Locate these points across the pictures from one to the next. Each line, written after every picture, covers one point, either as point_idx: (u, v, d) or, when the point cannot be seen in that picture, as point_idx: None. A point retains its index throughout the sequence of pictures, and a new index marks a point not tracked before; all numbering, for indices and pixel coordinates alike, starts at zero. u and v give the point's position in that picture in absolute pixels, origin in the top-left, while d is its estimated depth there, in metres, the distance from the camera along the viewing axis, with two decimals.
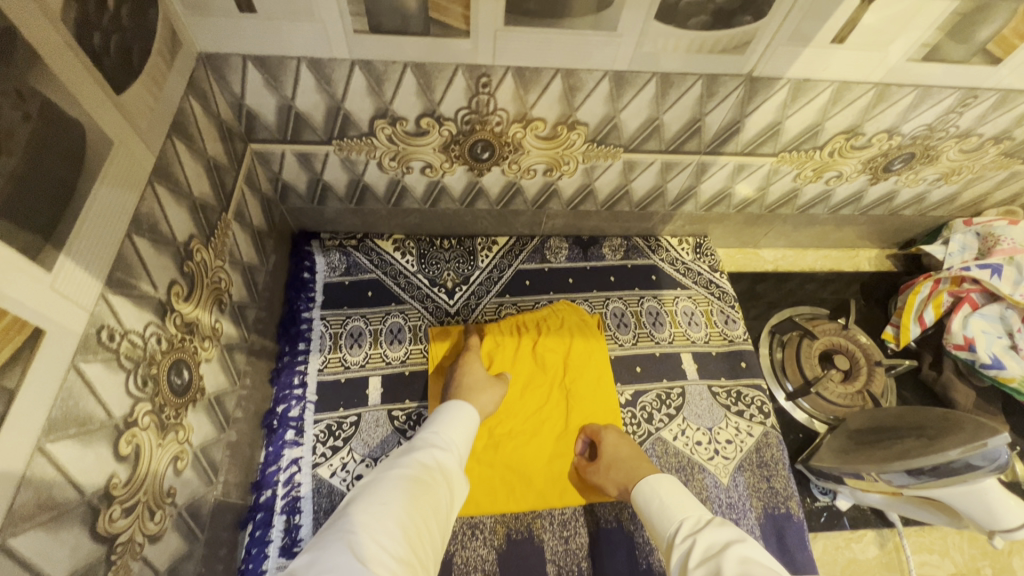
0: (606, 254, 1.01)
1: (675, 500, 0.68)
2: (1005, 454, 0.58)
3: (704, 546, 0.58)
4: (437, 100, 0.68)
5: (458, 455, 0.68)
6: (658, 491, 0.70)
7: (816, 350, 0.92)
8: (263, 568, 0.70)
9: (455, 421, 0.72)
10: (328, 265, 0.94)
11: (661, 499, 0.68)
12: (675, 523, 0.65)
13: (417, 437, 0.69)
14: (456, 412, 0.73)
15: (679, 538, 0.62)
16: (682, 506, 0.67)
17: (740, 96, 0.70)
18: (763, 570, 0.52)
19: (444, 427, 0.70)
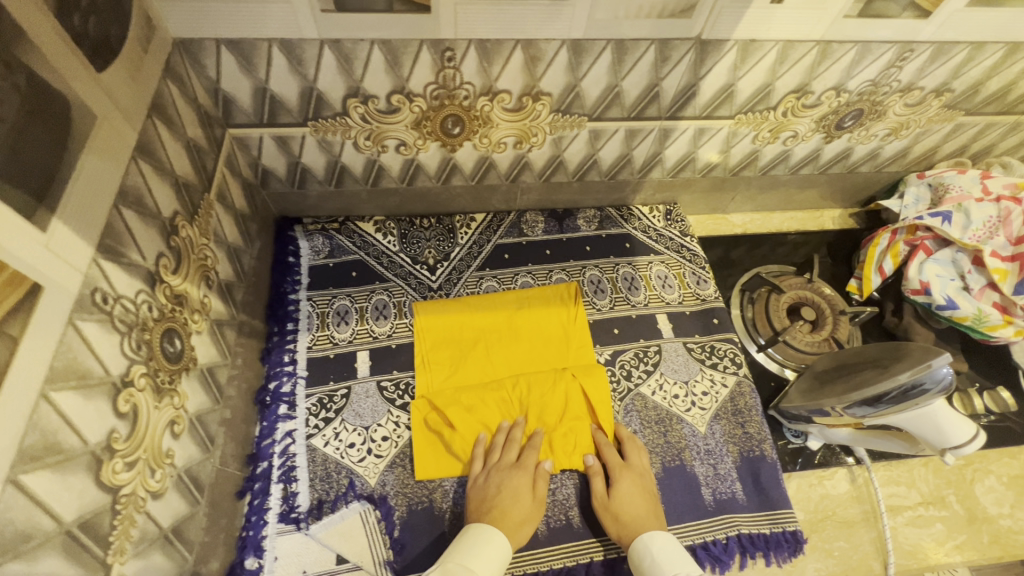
0: (581, 226, 1.05)
1: (671, 556, 0.68)
2: (948, 374, 0.63)
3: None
4: (405, 76, 0.72)
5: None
6: (654, 544, 0.70)
7: (785, 303, 0.97)
8: (263, 534, 0.73)
9: (489, 556, 0.67)
10: (312, 248, 0.97)
11: (654, 554, 0.68)
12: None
13: (447, 570, 0.64)
14: (484, 540, 0.68)
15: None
16: (680, 564, 0.67)
17: (693, 59, 0.74)
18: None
19: (474, 561, 0.65)
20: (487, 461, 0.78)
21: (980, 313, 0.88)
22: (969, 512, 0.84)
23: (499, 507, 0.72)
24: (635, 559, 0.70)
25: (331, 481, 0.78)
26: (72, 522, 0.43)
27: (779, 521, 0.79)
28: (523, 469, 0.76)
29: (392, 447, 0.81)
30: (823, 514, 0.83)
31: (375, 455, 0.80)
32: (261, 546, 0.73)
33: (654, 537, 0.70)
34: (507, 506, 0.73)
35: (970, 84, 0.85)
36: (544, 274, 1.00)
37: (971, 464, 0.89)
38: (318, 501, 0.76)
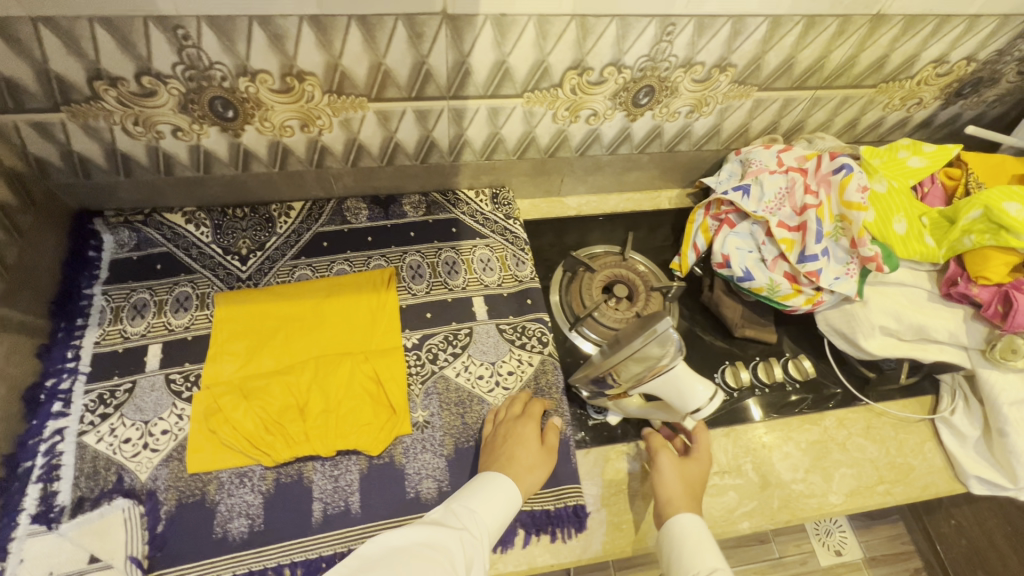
0: (407, 211, 1.04)
1: (711, 551, 0.66)
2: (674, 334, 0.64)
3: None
4: (145, 56, 0.70)
5: (485, 539, 0.64)
6: (698, 536, 0.67)
7: (598, 282, 0.97)
8: (11, 536, 0.70)
9: (492, 503, 0.68)
10: (116, 242, 0.94)
11: (687, 529, 0.68)
12: (705, 568, 0.63)
13: (450, 511, 0.65)
14: (494, 485, 0.70)
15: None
16: (714, 554, 0.65)
17: (449, 35, 0.74)
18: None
19: (478, 505, 0.67)
20: (496, 417, 0.83)
21: (773, 284, 0.90)
22: (763, 479, 0.85)
23: (504, 456, 0.75)
24: (670, 538, 0.68)
25: (97, 478, 0.75)
26: None
27: (563, 497, 0.79)
28: (528, 418, 0.80)
29: (170, 441, 0.79)
30: (618, 488, 0.82)
31: (150, 449, 0.78)
32: (5, 549, 0.69)
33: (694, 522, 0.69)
34: (513, 451, 0.76)
35: (750, 59, 0.87)
36: (362, 261, 0.98)
37: (772, 432, 0.90)
38: (79, 499, 0.73)
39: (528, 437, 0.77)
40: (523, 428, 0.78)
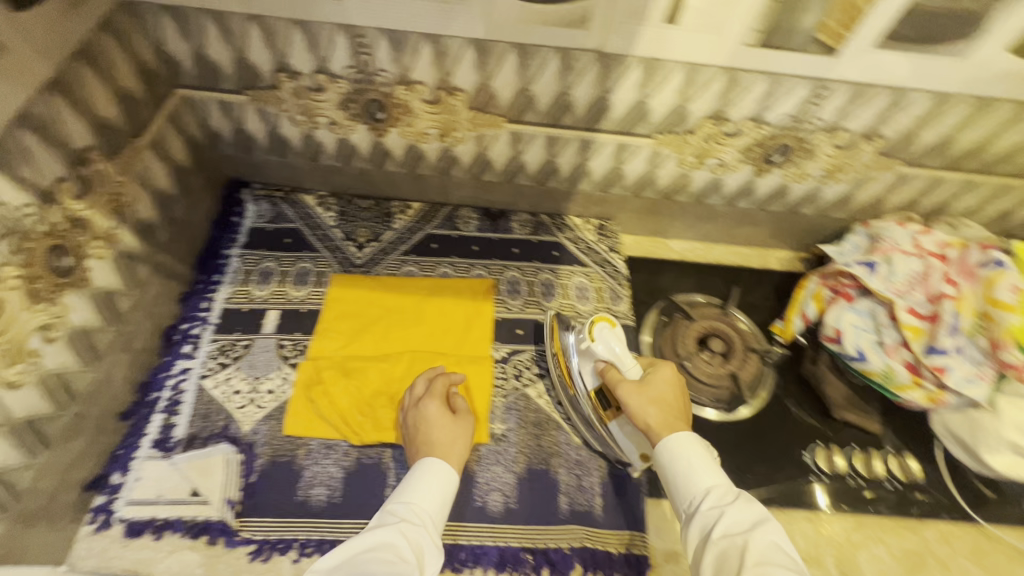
0: (514, 228, 1.07)
1: (705, 467, 0.70)
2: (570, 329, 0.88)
3: (728, 524, 0.63)
4: (325, 56, 0.78)
5: (426, 522, 0.68)
6: (693, 454, 0.71)
7: (694, 332, 0.95)
8: (133, 455, 0.79)
9: (426, 485, 0.72)
10: (256, 212, 1.04)
11: (690, 460, 0.70)
12: (699, 489, 0.68)
13: (386, 511, 0.69)
14: (427, 469, 0.73)
15: (704, 510, 0.66)
16: (710, 470, 0.70)
17: (598, 71, 0.76)
18: (782, 562, 0.58)
19: (411, 494, 0.71)
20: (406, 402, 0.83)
21: (889, 371, 0.84)
22: None
23: (423, 445, 0.77)
24: (665, 463, 0.72)
25: (208, 420, 0.83)
26: None
27: (627, 541, 0.79)
28: (430, 398, 0.81)
29: (273, 400, 0.86)
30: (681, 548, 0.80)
31: (255, 405, 0.85)
32: (127, 465, 0.78)
33: (683, 438, 0.73)
34: (448, 439, 0.78)
35: (902, 133, 0.82)
36: (465, 268, 1.03)
37: (862, 528, 0.82)
38: (191, 435, 0.82)
39: (435, 414, 0.79)
40: (429, 409, 0.79)
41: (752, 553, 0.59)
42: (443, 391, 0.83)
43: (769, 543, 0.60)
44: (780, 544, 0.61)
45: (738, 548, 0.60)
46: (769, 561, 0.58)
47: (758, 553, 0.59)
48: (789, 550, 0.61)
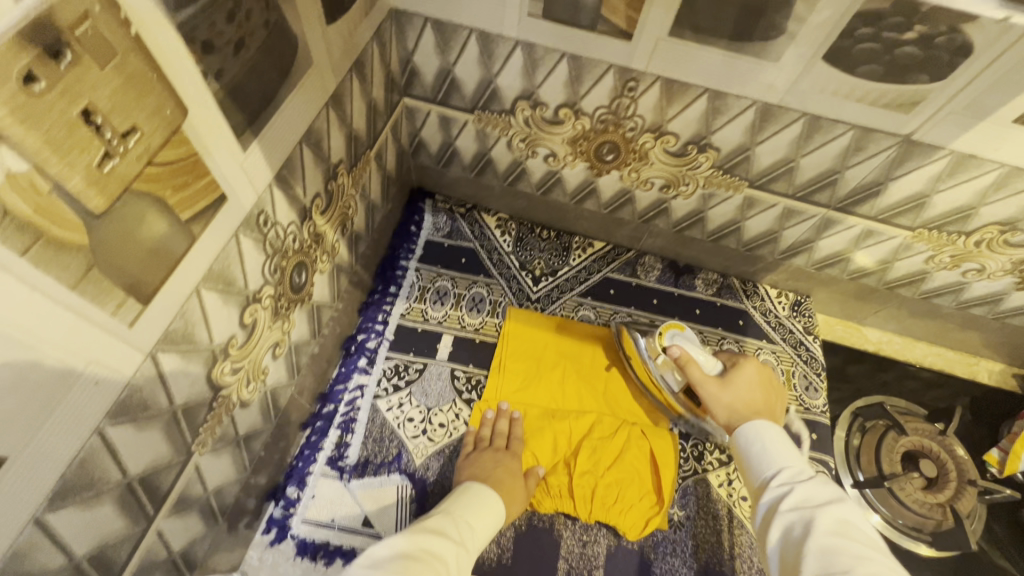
0: (698, 286, 0.99)
1: (778, 453, 0.61)
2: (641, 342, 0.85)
3: (800, 497, 0.54)
4: (581, 93, 0.72)
5: (470, 544, 0.62)
6: (760, 436, 0.63)
7: (900, 448, 0.86)
8: (309, 469, 0.78)
9: (486, 522, 0.66)
10: (434, 224, 1.00)
11: (760, 445, 0.62)
12: (771, 472, 0.59)
13: (453, 518, 0.63)
14: (467, 489, 0.69)
15: (772, 485, 0.57)
16: (794, 459, 0.60)
17: (891, 157, 0.67)
18: (858, 539, 0.48)
19: (464, 511, 0.65)
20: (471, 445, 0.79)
21: None
22: None
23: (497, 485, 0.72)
24: (739, 449, 0.64)
25: (381, 445, 0.80)
26: (179, 406, 0.48)
27: None
28: (502, 449, 0.78)
29: (446, 436, 0.82)
30: None
31: (428, 437, 0.82)
32: (304, 480, 0.77)
33: (763, 425, 0.64)
34: (506, 479, 0.73)
35: None
36: (644, 322, 0.95)
37: None
38: (365, 459, 0.79)
39: (506, 465, 0.75)
40: (500, 457, 0.76)
41: (820, 525, 0.50)
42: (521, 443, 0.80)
43: (841, 519, 0.50)
44: (859, 525, 0.50)
45: (803, 524, 0.51)
46: (840, 534, 0.48)
47: (831, 528, 0.49)
48: (873, 535, 0.50)
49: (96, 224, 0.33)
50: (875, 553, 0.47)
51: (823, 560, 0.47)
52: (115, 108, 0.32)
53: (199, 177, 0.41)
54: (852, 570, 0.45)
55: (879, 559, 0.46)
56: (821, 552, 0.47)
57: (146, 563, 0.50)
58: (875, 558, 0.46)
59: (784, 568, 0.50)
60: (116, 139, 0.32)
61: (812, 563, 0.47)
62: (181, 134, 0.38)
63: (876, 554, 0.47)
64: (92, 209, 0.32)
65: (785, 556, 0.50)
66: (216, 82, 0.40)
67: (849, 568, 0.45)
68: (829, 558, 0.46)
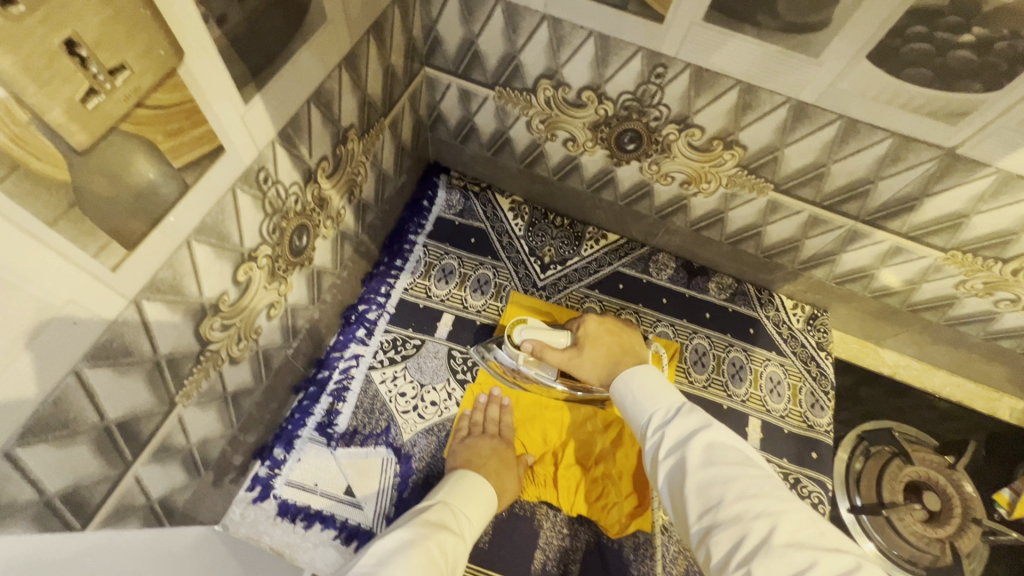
0: (711, 289, 0.96)
1: (652, 391, 0.59)
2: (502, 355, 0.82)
3: (673, 439, 0.53)
4: (606, 76, 0.69)
5: (467, 533, 0.63)
6: (631, 382, 0.61)
7: (904, 477, 0.83)
8: (298, 433, 0.78)
9: (482, 512, 0.67)
10: (447, 201, 0.99)
11: (634, 394, 0.60)
12: (648, 413, 0.57)
13: (453, 511, 0.64)
14: (462, 477, 0.69)
15: (649, 433, 0.55)
16: (664, 392, 0.59)
17: (931, 171, 0.62)
18: (727, 460, 0.48)
19: (461, 502, 0.66)
20: (460, 429, 0.79)
21: None
22: None
23: (491, 477, 0.72)
24: (619, 403, 0.62)
25: (371, 417, 0.80)
26: (162, 355, 0.48)
27: None
28: (492, 436, 0.77)
29: (436, 414, 0.82)
30: None
31: (418, 414, 0.82)
32: (291, 443, 0.77)
33: (631, 375, 0.62)
34: (499, 470, 0.73)
35: None
36: (650, 321, 0.92)
37: None
38: (353, 429, 0.79)
39: (492, 451, 0.75)
40: (487, 443, 0.76)
41: (694, 464, 0.49)
42: (511, 431, 0.80)
43: (711, 446, 0.50)
44: (727, 442, 0.50)
45: (680, 466, 0.50)
46: (713, 464, 0.49)
47: (703, 462, 0.49)
48: (739, 446, 0.51)
49: (79, 161, 0.32)
50: (743, 470, 0.47)
51: (703, 500, 0.47)
52: (102, 43, 0.30)
53: (194, 126, 0.40)
54: (728, 501, 0.45)
55: (747, 473, 0.47)
56: (699, 494, 0.47)
57: (123, 507, 0.51)
58: (744, 476, 0.47)
59: (673, 513, 0.50)
60: (102, 74, 0.31)
61: (694, 504, 0.47)
62: (176, 78, 0.37)
63: (745, 468, 0.48)
64: (74, 145, 0.31)
65: (671, 501, 0.50)
66: (217, 27, 0.39)
67: (723, 500, 0.46)
68: (707, 495, 0.47)
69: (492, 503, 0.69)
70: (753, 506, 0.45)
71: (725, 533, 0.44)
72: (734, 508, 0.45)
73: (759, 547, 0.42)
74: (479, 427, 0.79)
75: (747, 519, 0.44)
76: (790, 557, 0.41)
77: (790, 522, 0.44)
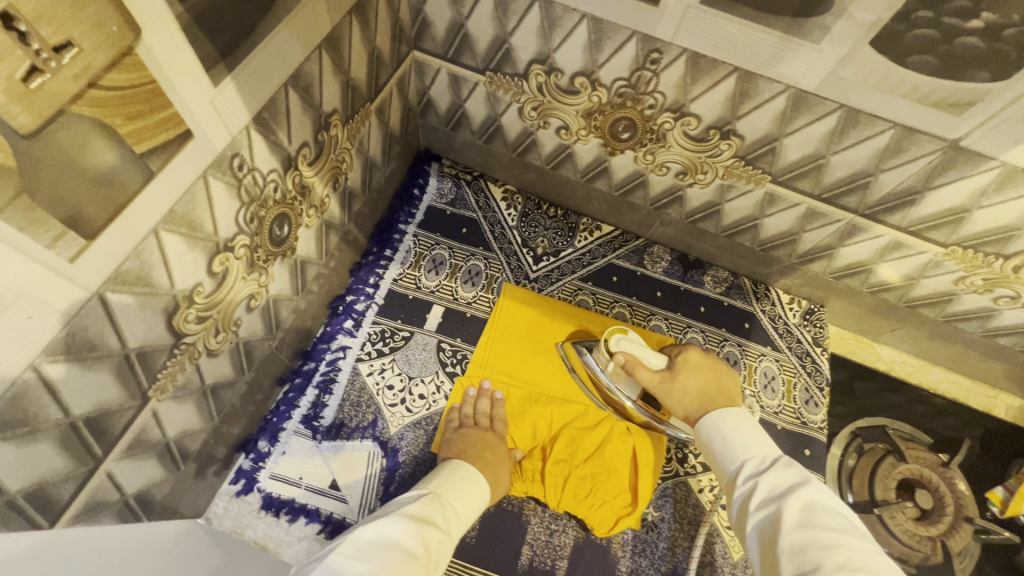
0: (706, 283, 0.94)
1: (743, 436, 0.59)
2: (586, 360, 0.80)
3: (766, 491, 0.52)
4: (600, 62, 0.66)
5: (450, 532, 0.61)
6: (722, 424, 0.61)
7: (897, 475, 0.82)
8: (282, 426, 0.77)
9: (472, 508, 0.65)
10: (438, 190, 0.96)
11: (725, 437, 0.60)
12: (739, 459, 0.57)
13: (442, 505, 0.61)
14: (456, 469, 0.67)
15: (738, 480, 0.55)
16: (759, 441, 0.58)
17: (933, 164, 0.60)
18: (828, 525, 0.46)
19: (447, 497, 0.63)
20: (451, 420, 0.78)
21: None
22: None
23: (485, 470, 0.70)
24: (704, 444, 0.62)
25: (358, 410, 0.79)
26: (132, 349, 0.46)
27: None
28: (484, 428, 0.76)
29: (424, 408, 0.80)
30: None
31: (406, 407, 0.80)
32: (276, 436, 0.76)
33: (724, 413, 0.61)
34: (493, 462, 0.72)
35: None
36: (643, 315, 0.91)
37: None
38: (340, 422, 0.78)
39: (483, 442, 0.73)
40: (477, 433, 0.74)
41: (789, 523, 0.47)
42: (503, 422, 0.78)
43: (808, 507, 0.48)
44: (830, 507, 0.48)
45: (773, 520, 0.49)
46: (810, 527, 0.46)
47: (801, 522, 0.47)
48: (845, 513, 0.48)
49: (25, 145, 0.30)
50: (846, 537, 0.45)
51: (797, 561, 0.45)
52: (43, 16, 0.28)
53: (156, 109, 0.38)
54: (824, 568, 0.43)
55: (851, 543, 0.44)
56: (790, 553, 0.46)
57: (95, 503, 0.50)
58: (847, 545, 0.44)
59: (761, 564, 0.49)
60: (46, 52, 0.29)
61: (786, 563, 0.46)
62: (134, 57, 0.34)
63: (848, 536, 0.45)
64: (18, 128, 0.29)
65: (763, 557, 0.49)
66: (179, 3, 0.36)
67: (820, 566, 0.43)
68: (802, 558, 0.45)
69: (485, 495, 0.67)
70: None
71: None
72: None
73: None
74: (472, 419, 0.78)
75: None
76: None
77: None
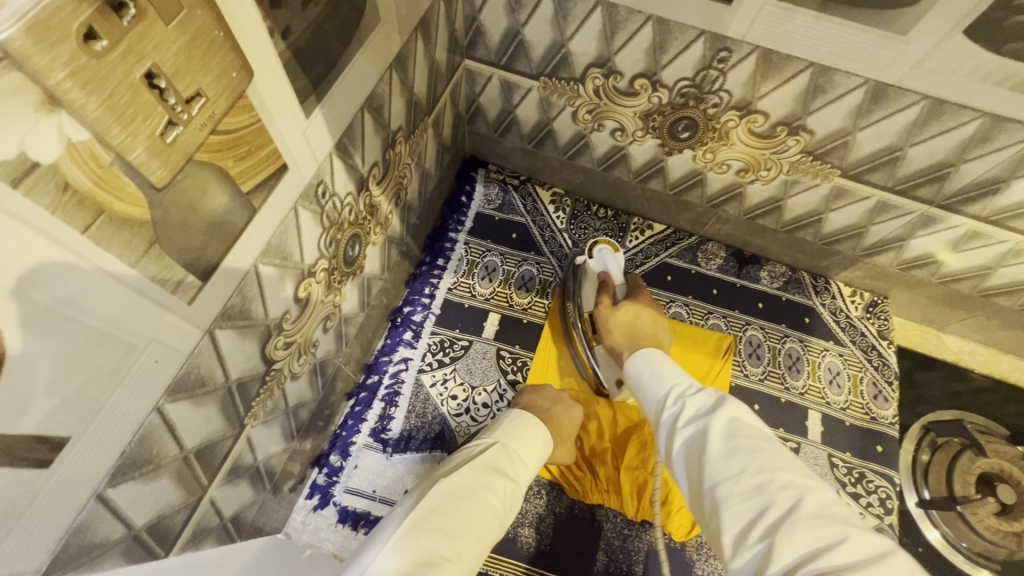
0: (763, 278, 0.92)
1: (674, 367, 0.52)
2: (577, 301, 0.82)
3: (690, 414, 0.46)
4: (663, 63, 0.64)
5: (520, 479, 0.57)
6: (652, 357, 0.54)
7: (977, 470, 0.80)
8: (353, 440, 0.78)
9: (536, 454, 0.60)
10: (485, 195, 0.96)
11: (651, 366, 0.53)
12: (664, 388, 0.50)
13: (507, 455, 0.56)
14: (520, 419, 0.61)
15: (668, 408, 0.48)
16: (684, 370, 0.51)
17: (1022, 153, 0.58)
18: (751, 437, 0.41)
19: (517, 443, 0.58)
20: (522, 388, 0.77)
21: None
22: None
23: (547, 419, 0.68)
24: (631, 380, 0.55)
25: (424, 421, 0.80)
26: (233, 381, 0.47)
27: None
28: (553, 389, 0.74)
29: (489, 416, 0.81)
30: None
31: (470, 416, 0.80)
32: (347, 450, 0.77)
33: (650, 351, 0.55)
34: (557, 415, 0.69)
35: None
36: (701, 314, 0.90)
37: None
38: (407, 434, 0.79)
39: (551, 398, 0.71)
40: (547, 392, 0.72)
41: (713, 438, 0.42)
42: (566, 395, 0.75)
43: (734, 421, 0.43)
44: (749, 420, 0.43)
45: (697, 439, 0.44)
46: (735, 436, 0.42)
47: (721, 436, 0.42)
48: (764, 427, 0.43)
49: (158, 197, 0.31)
50: (769, 447, 0.41)
51: (717, 471, 0.40)
52: (179, 72, 0.28)
53: (261, 146, 0.38)
54: (748, 474, 0.39)
55: (773, 450, 0.41)
56: (714, 463, 0.41)
57: (200, 529, 0.51)
58: (768, 451, 0.40)
59: (684, 483, 0.44)
60: (179, 105, 0.29)
61: (708, 476, 0.41)
62: (246, 99, 0.34)
63: (771, 447, 0.41)
64: (154, 182, 0.30)
65: (685, 477, 0.44)
66: (282, 42, 0.36)
67: (741, 472, 0.39)
68: (721, 466, 0.40)
69: (548, 448, 0.62)
70: (773, 480, 0.38)
71: (740, 506, 0.38)
72: (754, 479, 0.39)
73: (777, 523, 0.36)
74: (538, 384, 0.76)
75: (766, 493, 0.38)
76: (815, 534, 0.35)
77: (817, 500, 0.37)
